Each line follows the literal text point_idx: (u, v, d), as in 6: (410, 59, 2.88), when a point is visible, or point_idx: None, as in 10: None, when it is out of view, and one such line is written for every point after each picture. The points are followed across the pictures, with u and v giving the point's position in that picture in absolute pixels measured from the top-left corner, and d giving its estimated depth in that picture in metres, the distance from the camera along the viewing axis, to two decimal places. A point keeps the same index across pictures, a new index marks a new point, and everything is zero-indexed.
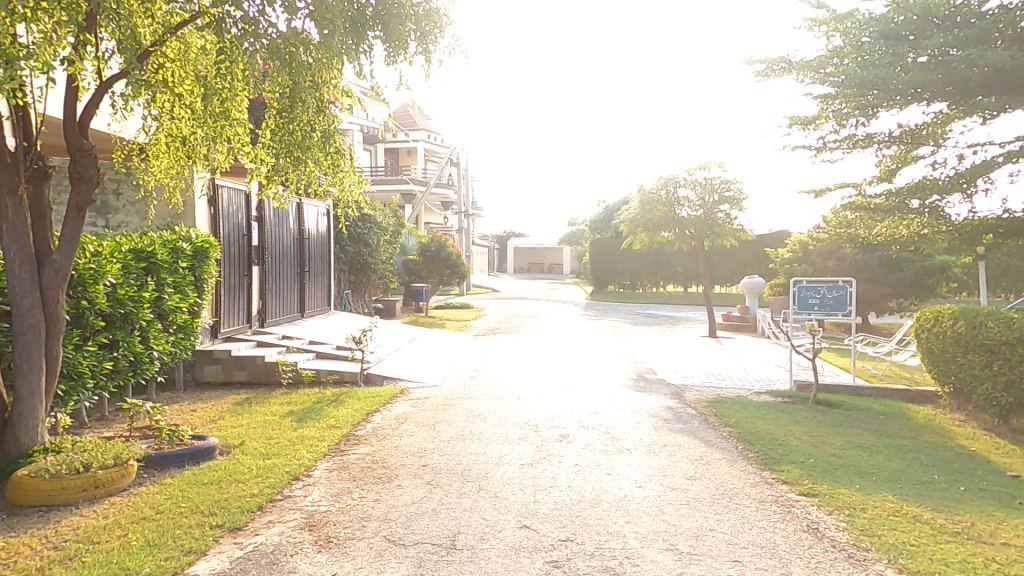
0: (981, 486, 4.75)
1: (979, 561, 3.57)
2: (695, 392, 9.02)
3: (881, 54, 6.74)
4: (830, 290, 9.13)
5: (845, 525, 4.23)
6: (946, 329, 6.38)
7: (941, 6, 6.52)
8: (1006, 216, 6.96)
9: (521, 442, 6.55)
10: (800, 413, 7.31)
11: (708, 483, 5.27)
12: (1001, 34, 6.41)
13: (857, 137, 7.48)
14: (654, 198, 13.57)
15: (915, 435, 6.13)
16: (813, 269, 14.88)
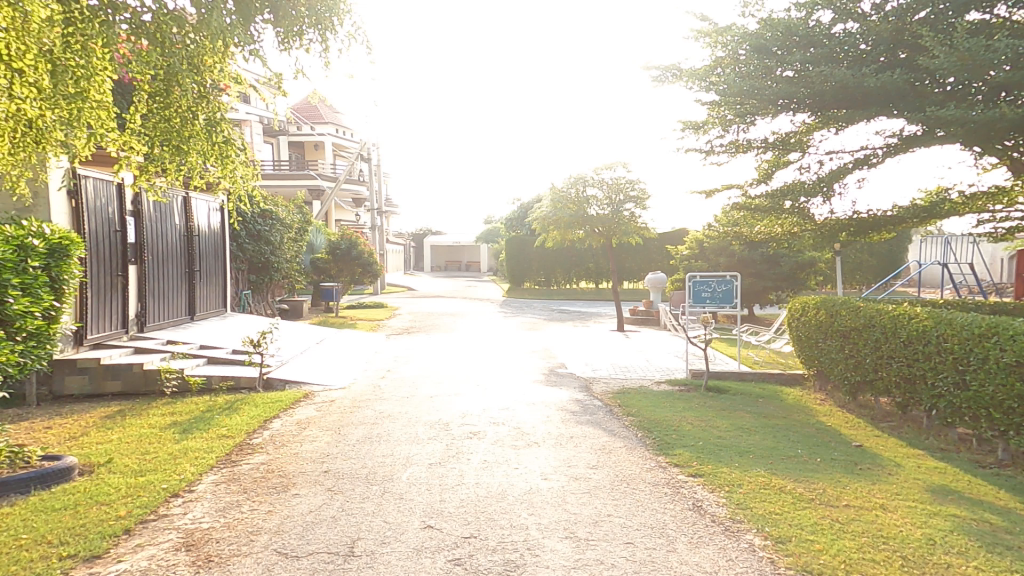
0: (835, 455, 5.34)
1: (827, 522, 4.00)
2: (601, 384, 9.41)
3: (754, 66, 7.40)
4: (719, 284, 9.88)
5: (724, 501, 4.60)
6: (811, 318, 7.16)
7: (799, 25, 7.23)
8: (857, 217, 7.86)
9: (430, 441, 6.48)
10: (693, 400, 7.87)
11: (609, 471, 5.51)
12: (845, 55, 7.18)
13: (739, 142, 8.14)
14: (565, 196, 14.00)
15: (785, 414, 6.81)
16: (707, 265, 16.05)
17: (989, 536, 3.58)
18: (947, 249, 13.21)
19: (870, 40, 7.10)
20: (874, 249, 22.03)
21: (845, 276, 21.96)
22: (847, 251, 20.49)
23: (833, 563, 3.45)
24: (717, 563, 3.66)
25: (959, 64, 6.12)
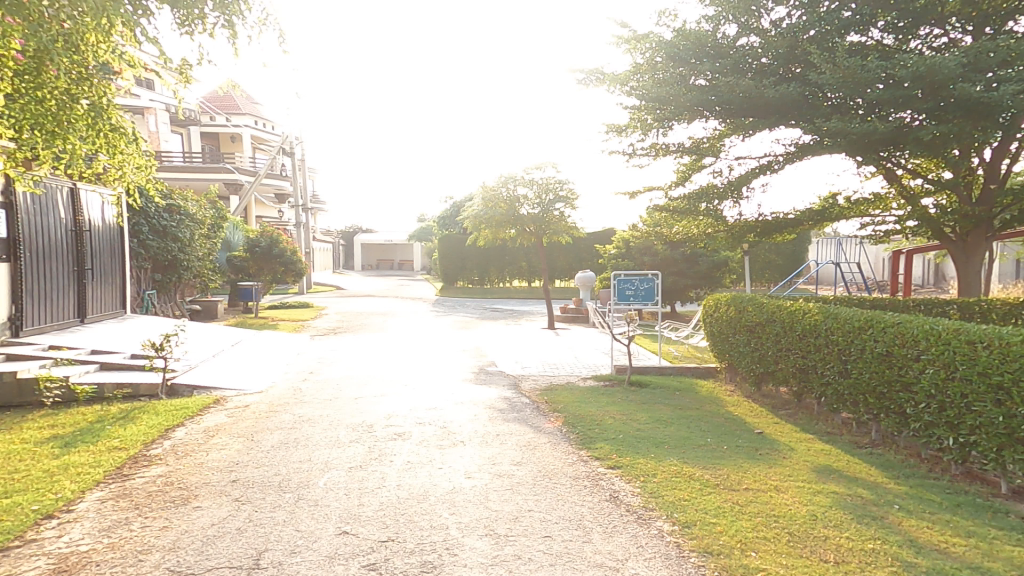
0: (739, 442, 5.66)
1: (729, 505, 4.22)
2: (530, 381, 9.51)
3: (670, 73, 7.74)
4: (641, 282, 10.26)
5: (639, 490, 4.75)
6: (723, 314, 7.57)
7: (708, 38, 7.64)
8: (762, 219, 8.38)
9: (351, 444, 6.25)
10: (616, 394, 8.11)
11: (532, 466, 5.55)
12: (749, 67, 7.64)
13: (658, 146, 8.47)
14: (496, 195, 14.03)
15: (698, 405, 7.18)
16: (633, 264, 16.68)
17: (861, 508, 3.90)
18: (840, 250, 14.52)
19: (770, 54, 7.58)
20: (781, 250, 23.82)
21: (756, 274, 23.62)
22: (755, 251, 22.01)
23: (732, 543, 3.63)
24: (628, 550, 3.76)
25: (841, 80, 6.69)
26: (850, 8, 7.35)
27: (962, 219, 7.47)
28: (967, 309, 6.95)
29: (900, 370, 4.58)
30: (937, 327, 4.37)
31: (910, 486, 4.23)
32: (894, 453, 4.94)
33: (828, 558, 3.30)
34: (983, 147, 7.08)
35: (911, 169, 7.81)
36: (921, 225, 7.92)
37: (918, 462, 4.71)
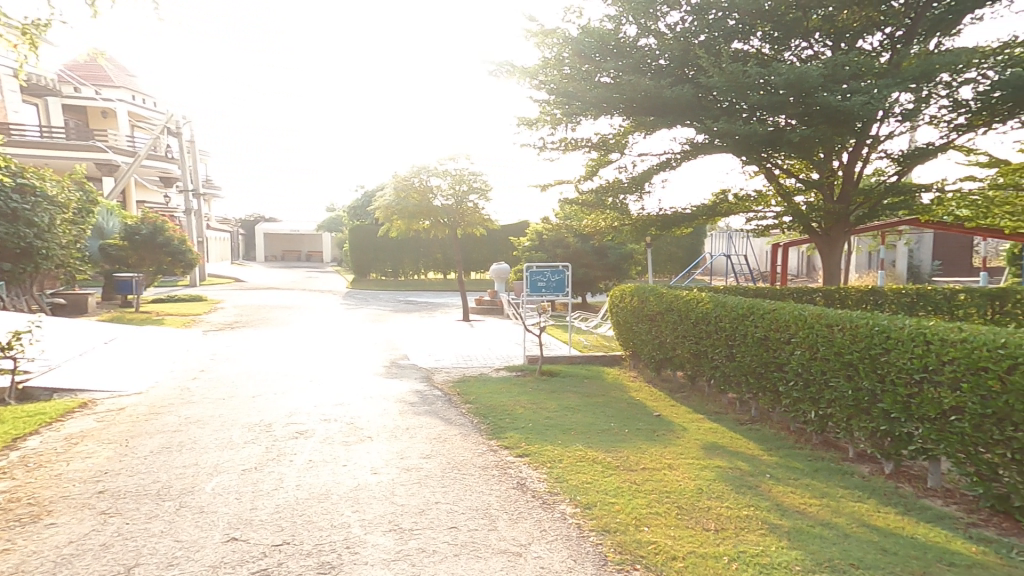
0: (639, 425, 5.94)
1: (627, 485, 4.40)
2: (442, 373, 9.39)
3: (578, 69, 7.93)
4: (552, 274, 10.47)
5: (545, 476, 4.83)
6: (628, 304, 7.92)
7: (612, 36, 7.88)
8: (663, 214, 8.84)
9: (246, 445, 5.81)
10: (527, 384, 8.23)
11: (441, 459, 5.47)
12: (649, 67, 7.99)
13: (568, 141, 8.66)
14: (407, 185, 13.76)
15: (604, 392, 7.46)
16: (546, 256, 17.05)
17: (739, 479, 4.24)
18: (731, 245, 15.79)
19: (667, 56, 7.98)
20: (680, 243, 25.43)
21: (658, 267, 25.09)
22: (657, 243, 23.25)
23: (628, 520, 3.78)
24: (532, 535, 3.80)
25: (727, 84, 7.20)
26: (734, 17, 7.88)
27: (827, 216, 8.35)
28: (831, 297, 7.79)
29: (775, 352, 5.03)
30: (803, 313, 4.84)
31: (781, 457, 4.65)
32: (769, 428, 5.42)
33: (710, 527, 3.54)
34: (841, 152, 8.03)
35: (786, 170, 8.61)
36: (795, 222, 8.87)
37: (788, 434, 5.20)
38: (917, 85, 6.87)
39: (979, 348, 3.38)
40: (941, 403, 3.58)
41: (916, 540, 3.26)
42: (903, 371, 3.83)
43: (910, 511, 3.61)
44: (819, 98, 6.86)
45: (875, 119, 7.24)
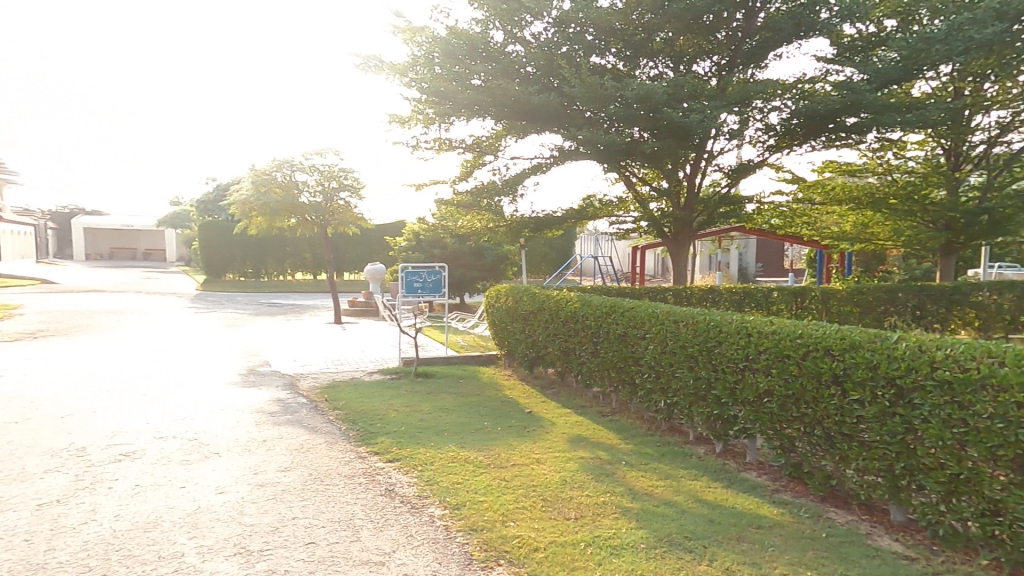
0: (512, 423, 6.02)
1: (496, 483, 4.40)
2: (309, 379, 8.73)
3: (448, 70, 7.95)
4: (429, 274, 10.27)
5: (415, 480, 4.66)
6: (503, 304, 8.03)
7: (481, 40, 7.99)
8: (535, 216, 9.10)
9: (49, 475, 4.85)
10: (401, 386, 7.95)
11: (302, 471, 5.03)
12: (518, 73, 8.19)
13: (442, 141, 8.56)
14: (267, 179, 12.66)
15: (480, 391, 7.46)
16: (423, 256, 16.82)
17: (599, 468, 4.46)
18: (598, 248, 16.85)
19: (532, 65, 8.21)
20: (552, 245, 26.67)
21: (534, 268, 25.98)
22: (530, 244, 23.94)
23: (494, 517, 3.77)
24: (397, 542, 3.62)
25: (587, 94, 7.63)
26: (590, 32, 8.45)
27: (674, 220, 9.28)
28: (680, 295, 8.59)
29: (633, 348, 5.41)
30: (656, 311, 5.27)
31: (635, 444, 4.99)
32: (625, 418, 5.81)
33: (569, 516, 3.66)
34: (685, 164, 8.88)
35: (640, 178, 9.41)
36: (650, 227, 9.68)
37: (641, 423, 5.59)
38: (737, 108, 7.89)
39: (786, 339, 3.92)
40: (758, 387, 4.09)
41: (735, 510, 3.67)
42: (731, 360, 4.33)
43: (733, 485, 4.06)
44: (664, 114, 7.55)
45: (709, 137, 8.18)
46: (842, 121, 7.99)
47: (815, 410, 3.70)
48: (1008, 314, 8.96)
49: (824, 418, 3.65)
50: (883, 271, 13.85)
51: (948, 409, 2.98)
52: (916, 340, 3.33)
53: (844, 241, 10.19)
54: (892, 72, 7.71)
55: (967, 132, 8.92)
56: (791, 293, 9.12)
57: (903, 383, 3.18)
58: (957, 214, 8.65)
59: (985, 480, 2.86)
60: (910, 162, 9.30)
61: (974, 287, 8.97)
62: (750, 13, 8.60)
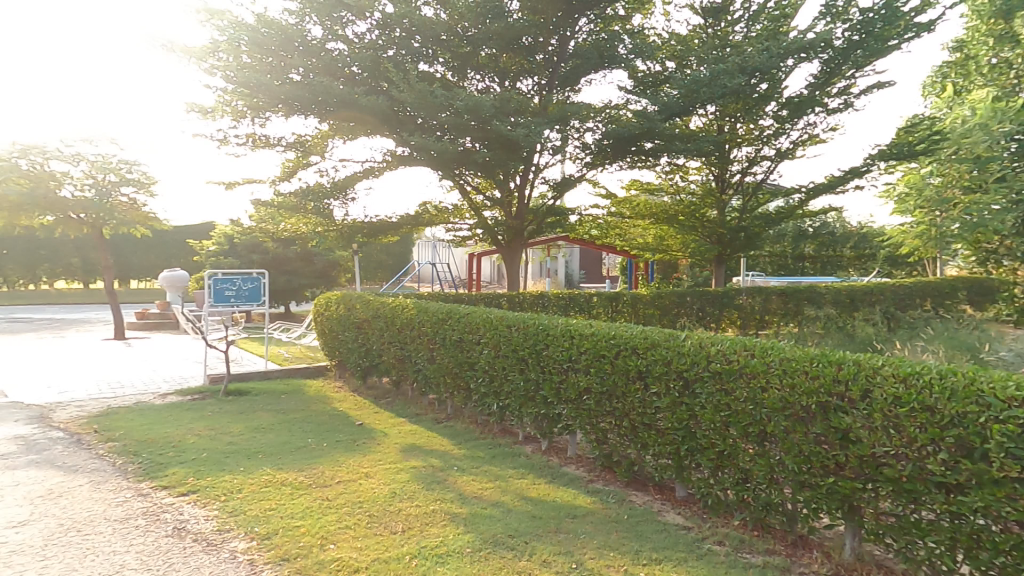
0: (338, 438, 5.66)
1: (316, 504, 4.08)
2: (77, 408, 7.20)
3: (263, 62, 7.76)
4: (244, 282, 9.27)
5: (214, 513, 4.10)
6: (332, 312, 7.60)
7: (297, 34, 7.81)
8: (369, 221, 8.79)
9: None
10: (205, 408, 6.99)
11: (50, 521, 4.04)
12: (343, 73, 8.05)
13: (259, 138, 7.86)
14: (6, 166, 10.35)
15: (304, 407, 6.90)
16: (240, 262, 15.27)
17: (429, 476, 4.43)
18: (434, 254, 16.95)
19: (356, 66, 8.08)
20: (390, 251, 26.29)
21: (369, 273, 25.71)
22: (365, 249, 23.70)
23: (310, 542, 3.50)
24: None
25: (417, 101, 7.72)
26: (418, 40, 8.58)
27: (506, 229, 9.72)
28: (513, 300, 8.93)
29: (468, 352, 5.48)
30: (489, 316, 5.42)
31: (467, 449, 5.05)
32: (461, 423, 5.84)
33: (395, 529, 3.56)
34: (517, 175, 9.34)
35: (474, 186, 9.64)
36: (484, 233, 9.95)
37: (476, 427, 5.69)
38: (558, 125, 8.54)
39: (603, 340, 4.31)
40: (578, 386, 4.43)
41: (556, 503, 3.92)
42: (555, 362, 4.62)
43: (555, 480, 4.32)
44: (495, 126, 7.82)
45: (535, 150, 8.69)
46: (642, 144, 9.11)
47: (623, 404, 4.12)
48: (759, 313, 10.08)
49: (630, 412, 4.07)
50: (675, 278, 15.86)
51: (719, 396, 3.52)
52: (697, 337, 3.89)
53: (647, 250, 11.49)
54: (674, 105, 8.83)
55: (728, 161, 10.53)
56: (607, 298, 9.30)
57: (688, 375, 3.69)
58: (725, 231, 10.50)
59: (741, 454, 3.43)
60: (692, 185, 10.98)
61: (737, 291, 9.93)
62: (563, 37, 9.35)
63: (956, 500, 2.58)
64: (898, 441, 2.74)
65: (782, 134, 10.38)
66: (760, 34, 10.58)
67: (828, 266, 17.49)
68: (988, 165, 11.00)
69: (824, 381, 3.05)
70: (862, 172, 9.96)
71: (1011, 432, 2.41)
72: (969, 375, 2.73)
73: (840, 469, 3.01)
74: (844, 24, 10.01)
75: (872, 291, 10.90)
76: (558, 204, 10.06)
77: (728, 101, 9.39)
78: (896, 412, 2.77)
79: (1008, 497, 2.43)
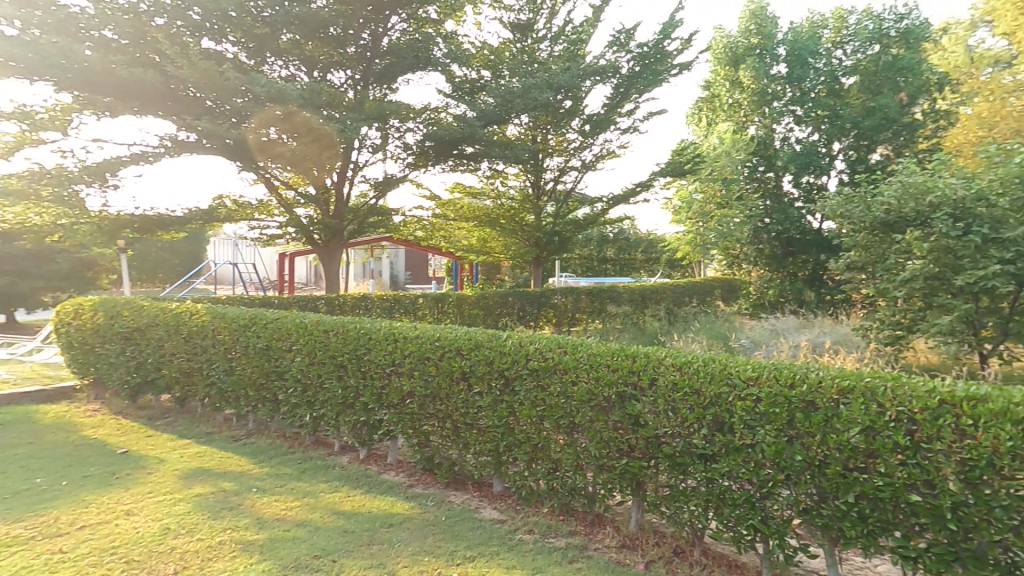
0: (89, 471, 4.54)
1: (43, 561, 3.18)
2: None
3: None
4: None
5: None
6: (86, 321, 6.45)
7: None
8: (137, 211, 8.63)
9: None
10: None
11: None
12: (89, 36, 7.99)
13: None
14: None
15: (33, 439, 5.36)
16: None
17: (218, 503, 3.91)
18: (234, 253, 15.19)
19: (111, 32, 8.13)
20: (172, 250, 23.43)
21: (146, 275, 22.18)
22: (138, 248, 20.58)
23: None
24: None
25: (200, 79, 7.65)
26: (196, 12, 8.46)
27: (323, 228, 9.71)
28: (331, 303, 8.37)
29: (275, 361, 5.04)
30: (304, 320, 5.06)
31: (271, 466, 4.62)
32: (264, 438, 5.30)
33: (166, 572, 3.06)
34: (332, 173, 9.37)
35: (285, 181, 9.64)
36: (297, 232, 9.78)
37: (282, 441, 5.23)
38: (377, 124, 8.72)
39: (427, 342, 4.26)
40: (401, 390, 4.33)
41: (371, 513, 3.79)
42: (377, 366, 4.47)
43: (371, 489, 4.18)
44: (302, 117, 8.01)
45: (354, 145, 8.95)
46: (462, 149, 9.52)
47: (447, 406, 4.13)
48: (570, 311, 10.77)
49: (454, 412, 4.10)
50: (497, 279, 16.31)
51: (536, 391, 3.68)
52: (518, 336, 4.03)
53: (472, 253, 12.06)
54: (490, 113, 9.32)
55: (542, 169, 11.33)
56: (433, 299, 9.26)
57: (508, 374, 3.80)
58: (541, 235, 11.24)
59: (551, 445, 3.64)
60: (511, 190, 11.33)
61: (552, 291, 10.52)
62: (374, 41, 9.85)
63: (711, 469, 2.99)
64: (674, 421, 3.11)
65: (585, 147, 11.40)
66: (560, 54, 11.42)
67: (625, 268, 19.93)
68: (732, 185, 12.58)
69: (621, 372, 3.34)
70: (648, 186, 11.54)
71: (748, 407, 2.87)
72: (724, 361, 3.19)
73: (631, 450, 3.34)
74: (626, 54, 11.24)
75: (658, 291, 12.30)
76: (380, 202, 10.26)
77: (540, 113, 10.27)
78: (673, 397, 3.13)
79: (743, 460, 2.87)
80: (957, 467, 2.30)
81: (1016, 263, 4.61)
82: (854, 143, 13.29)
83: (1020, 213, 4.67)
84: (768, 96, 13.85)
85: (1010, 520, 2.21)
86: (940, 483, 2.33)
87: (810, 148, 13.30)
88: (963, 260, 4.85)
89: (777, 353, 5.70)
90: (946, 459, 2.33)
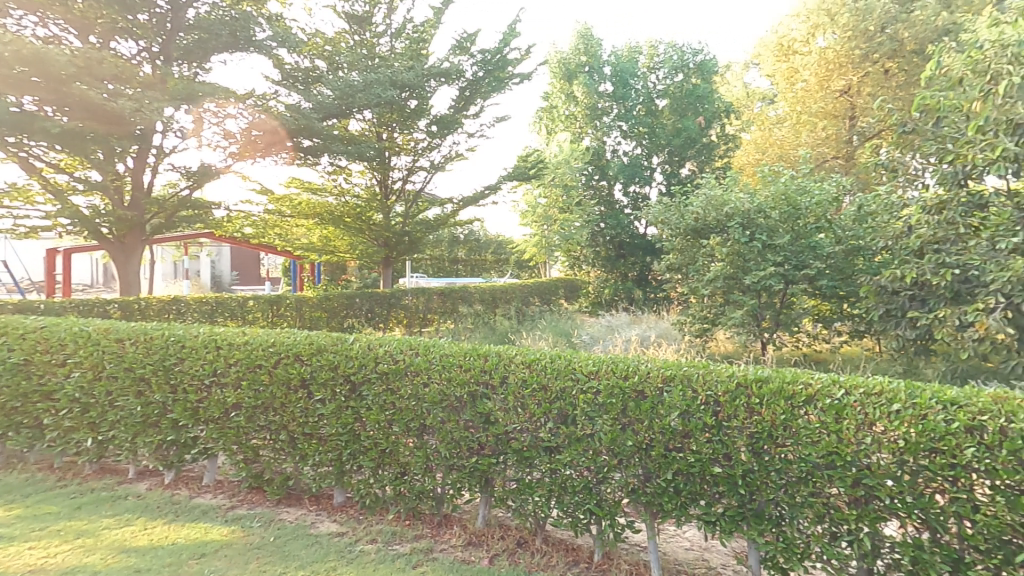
0: None
1: None
2: None
3: None
4: None
5: None
6: None
7: None
8: None
9: None
10: None
11: None
12: None
13: None
14: None
15: None
16: None
17: None
18: None
19: None
20: None
21: None
22: None
23: None
24: None
25: None
26: None
27: (115, 220, 8.83)
28: (128, 308, 7.11)
29: (42, 379, 4.29)
30: (86, 330, 4.37)
31: (32, 506, 3.77)
32: (18, 473, 4.32)
33: None
34: (124, 156, 8.80)
35: (48, 163, 8.55)
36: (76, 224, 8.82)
37: (50, 474, 4.33)
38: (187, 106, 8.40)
39: (259, 348, 3.86)
40: (224, 402, 3.87)
41: (177, 545, 3.30)
42: (194, 378, 3.96)
43: (178, 517, 3.66)
44: (74, 87, 7.32)
45: (159, 128, 8.56)
46: (300, 140, 9.75)
47: (282, 416, 3.78)
48: (421, 312, 10.65)
49: (290, 422, 3.76)
50: (342, 279, 15.39)
51: (384, 395, 3.49)
52: (366, 340, 3.80)
53: (315, 252, 11.39)
54: (328, 106, 9.76)
55: (388, 168, 11.09)
56: (268, 301, 8.49)
57: (355, 379, 3.57)
58: (391, 235, 10.90)
59: (400, 449, 3.49)
60: (356, 188, 10.93)
61: (402, 292, 10.32)
62: (177, 14, 9.06)
63: (555, 460, 3.08)
64: (523, 417, 3.13)
65: (433, 147, 11.23)
66: (401, 51, 11.05)
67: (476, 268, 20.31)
68: (573, 192, 13.37)
69: (473, 372, 3.27)
70: (495, 189, 11.91)
71: (589, 400, 2.98)
72: (568, 357, 3.27)
73: (482, 447, 3.31)
74: (468, 57, 11.19)
75: (507, 291, 12.66)
76: (196, 194, 9.91)
77: (383, 111, 10.31)
78: (523, 394, 3.14)
79: (583, 449, 3.00)
80: (747, 439, 2.66)
81: (786, 266, 5.59)
82: (668, 158, 14.81)
83: (787, 224, 5.66)
84: (598, 110, 14.82)
85: (782, 480, 2.59)
86: (735, 454, 2.68)
87: (636, 160, 14.56)
88: (750, 262, 5.77)
89: (612, 346, 6.22)
90: (739, 434, 2.67)
